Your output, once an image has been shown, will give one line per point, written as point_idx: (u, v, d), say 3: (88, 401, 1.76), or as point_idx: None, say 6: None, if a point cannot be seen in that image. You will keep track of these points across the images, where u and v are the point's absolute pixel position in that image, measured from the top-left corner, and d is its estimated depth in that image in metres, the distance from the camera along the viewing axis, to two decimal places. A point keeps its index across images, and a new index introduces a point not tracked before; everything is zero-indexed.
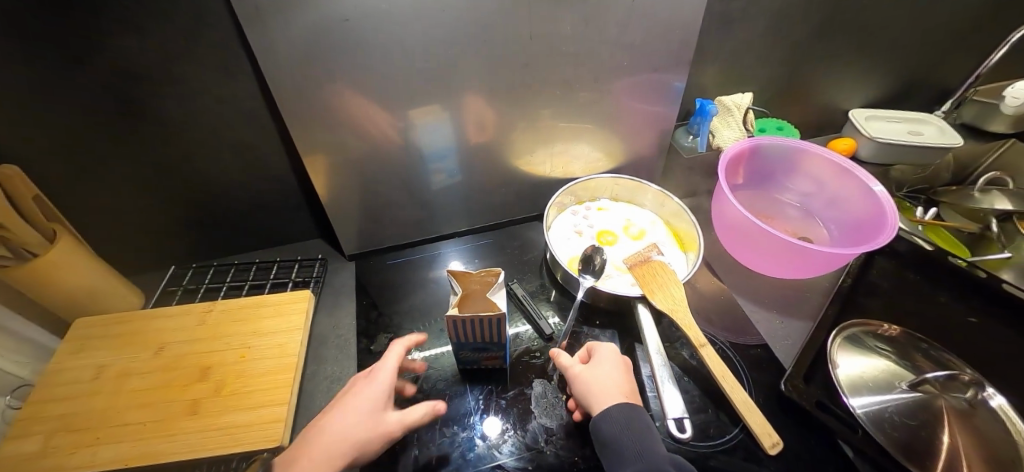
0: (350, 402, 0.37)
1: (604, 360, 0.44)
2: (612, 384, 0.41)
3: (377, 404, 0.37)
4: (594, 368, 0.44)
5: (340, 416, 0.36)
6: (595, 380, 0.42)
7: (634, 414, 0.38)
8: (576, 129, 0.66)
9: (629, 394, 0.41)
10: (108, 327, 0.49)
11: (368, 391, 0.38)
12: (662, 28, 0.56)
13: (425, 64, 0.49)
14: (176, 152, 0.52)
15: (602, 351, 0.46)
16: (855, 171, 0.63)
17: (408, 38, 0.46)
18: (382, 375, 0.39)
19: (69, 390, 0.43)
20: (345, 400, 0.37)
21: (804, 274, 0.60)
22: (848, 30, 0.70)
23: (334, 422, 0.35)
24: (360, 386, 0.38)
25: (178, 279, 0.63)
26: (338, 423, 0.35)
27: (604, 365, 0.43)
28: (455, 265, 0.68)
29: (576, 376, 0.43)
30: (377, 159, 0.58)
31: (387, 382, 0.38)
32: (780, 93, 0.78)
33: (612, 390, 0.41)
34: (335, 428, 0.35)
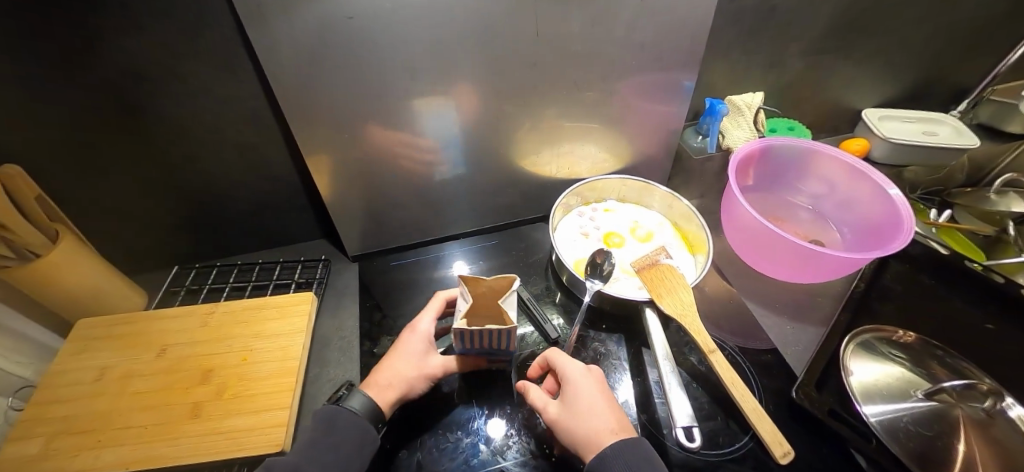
0: (401, 350, 0.46)
1: (579, 396, 0.39)
2: (589, 415, 0.38)
3: (422, 349, 0.46)
4: (569, 402, 0.39)
5: (395, 362, 0.45)
6: (574, 415, 0.38)
7: (620, 445, 0.35)
8: (583, 129, 0.65)
9: (613, 421, 0.38)
10: (111, 329, 0.48)
11: (412, 340, 0.46)
12: (673, 25, 0.55)
13: (430, 63, 0.49)
14: (178, 151, 0.51)
15: (567, 378, 0.41)
16: (870, 173, 0.61)
17: (413, 37, 0.45)
18: (422, 329, 0.47)
19: (71, 392, 0.43)
20: (396, 348, 0.46)
21: (817, 278, 0.59)
22: (862, 28, 0.69)
23: (392, 365, 0.45)
24: (406, 337, 0.46)
25: (181, 279, 0.63)
26: (394, 364, 0.45)
27: (580, 402, 0.39)
28: (460, 267, 0.67)
29: (553, 418, 0.39)
30: (381, 159, 0.57)
31: (428, 332, 0.47)
32: (791, 92, 0.77)
33: (597, 430, 0.37)
34: (394, 368, 0.44)
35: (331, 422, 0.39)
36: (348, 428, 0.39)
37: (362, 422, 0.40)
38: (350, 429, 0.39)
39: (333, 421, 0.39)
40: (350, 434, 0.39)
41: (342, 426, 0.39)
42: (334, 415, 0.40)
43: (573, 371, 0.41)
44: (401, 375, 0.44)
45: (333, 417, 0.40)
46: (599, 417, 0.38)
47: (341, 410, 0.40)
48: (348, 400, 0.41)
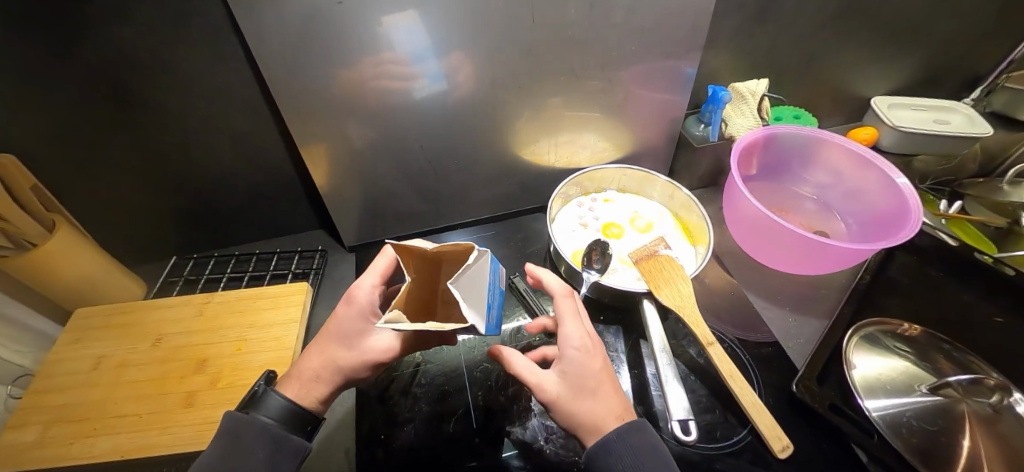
0: (334, 328, 0.35)
1: (581, 373, 0.33)
2: (592, 393, 0.32)
3: (361, 327, 0.35)
4: (568, 379, 0.33)
5: (327, 345, 0.35)
6: (575, 394, 0.32)
7: (626, 430, 0.30)
8: (583, 118, 0.63)
9: (618, 405, 0.32)
10: (106, 319, 0.48)
11: (349, 315, 0.35)
12: (677, 9, 0.53)
13: (421, 38, 0.46)
14: (172, 142, 0.51)
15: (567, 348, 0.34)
16: (877, 162, 0.59)
17: (405, 16, 0.44)
18: (361, 300, 0.35)
19: (67, 381, 0.43)
20: (329, 326, 0.36)
21: (821, 270, 0.57)
22: (874, 12, 0.66)
23: (322, 349, 0.35)
24: (340, 311, 0.35)
25: (179, 269, 0.63)
26: (325, 348, 0.35)
27: (583, 378, 0.33)
28: None
29: (549, 393, 0.33)
30: (377, 149, 0.56)
31: (368, 304, 0.35)
32: (798, 80, 0.75)
33: (601, 411, 0.32)
34: (325, 354, 0.34)
35: (237, 437, 0.29)
36: (256, 443, 0.30)
37: (276, 431, 0.31)
38: (260, 442, 0.30)
39: (238, 435, 0.30)
40: (259, 450, 0.29)
41: (249, 440, 0.30)
42: (239, 424, 0.30)
43: (575, 342, 0.34)
44: (334, 362, 0.34)
45: (235, 429, 0.30)
46: (601, 399, 0.32)
47: (246, 419, 0.30)
48: (259, 405, 0.32)
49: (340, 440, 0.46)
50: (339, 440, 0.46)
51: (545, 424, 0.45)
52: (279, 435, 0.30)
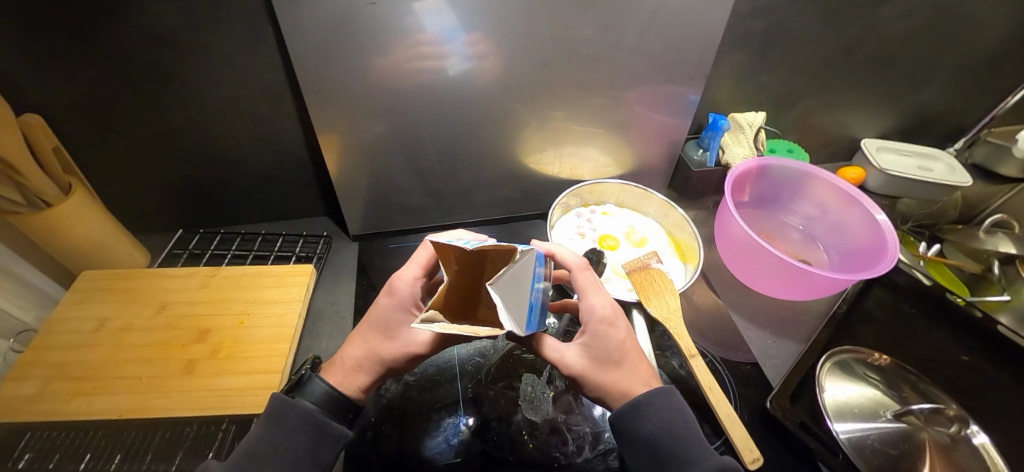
0: (377, 318, 0.36)
1: (608, 342, 0.35)
2: (619, 363, 0.34)
3: (404, 320, 0.35)
4: (594, 350, 0.35)
5: (369, 335, 0.35)
6: (600, 364, 0.34)
7: (657, 394, 0.32)
8: (589, 132, 0.67)
9: (643, 374, 0.35)
10: (110, 282, 0.50)
11: (390, 306, 0.35)
12: (684, 39, 0.56)
13: (450, 22, 0.48)
14: (194, 118, 0.53)
15: (592, 317, 0.36)
16: (861, 200, 0.63)
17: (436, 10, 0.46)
18: (403, 291, 0.36)
19: (71, 340, 0.44)
20: (369, 316, 0.36)
21: (803, 296, 0.60)
22: (866, 60, 0.71)
23: (363, 339, 0.35)
24: (381, 303, 0.36)
25: (184, 242, 0.64)
26: (366, 338, 0.35)
27: (609, 348, 0.35)
28: None
29: (576, 368, 0.34)
30: (390, 143, 0.59)
31: (411, 296, 0.36)
32: (793, 116, 0.79)
33: (630, 377, 0.34)
34: (367, 344, 0.35)
35: (279, 418, 0.30)
36: (297, 426, 0.30)
37: (315, 417, 0.30)
38: (300, 424, 0.30)
39: (281, 417, 0.30)
40: (299, 434, 0.30)
41: (291, 421, 0.30)
42: (281, 406, 0.31)
43: (600, 311, 0.36)
44: (375, 352, 0.35)
45: (279, 411, 0.30)
46: (627, 367, 0.34)
47: (290, 402, 0.31)
48: (303, 389, 0.32)
49: None
50: None
51: (529, 420, 0.47)
52: (319, 418, 0.30)
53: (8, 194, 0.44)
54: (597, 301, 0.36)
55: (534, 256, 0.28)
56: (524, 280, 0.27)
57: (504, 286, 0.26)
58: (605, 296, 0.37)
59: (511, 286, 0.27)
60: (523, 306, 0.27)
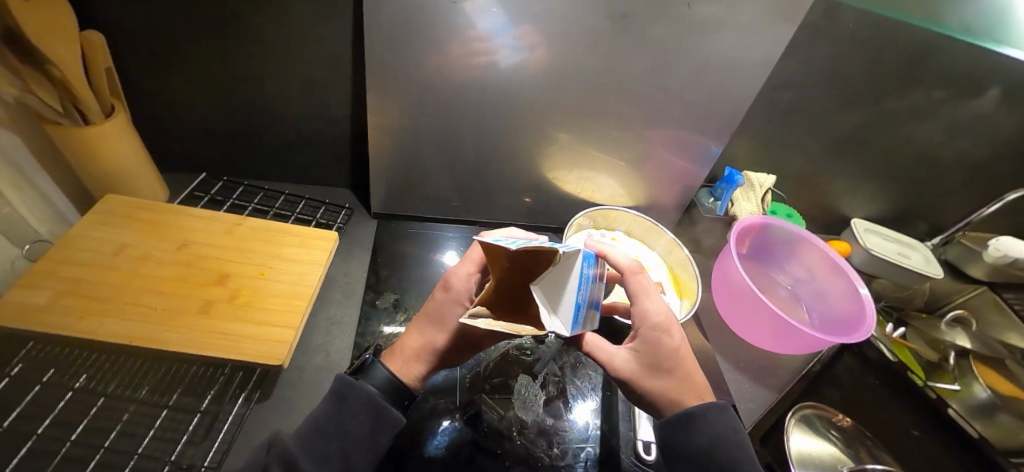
0: (433, 312, 0.39)
1: (664, 351, 0.37)
2: (675, 372, 0.36)
3: (458, 314, 0.38)
4: (647, 357, 0.37)
5: (425, 328, 0.38)
6: (653, 372, 0.36)
7: (713, 407, 0.34)
8: (614, 161, 0.71)
9: (698, 386, 0.36)
10: (134, 211, 0.50)
11: (446, 301, 0.39)
12: (717, 92, 0.62)
13: (510, 24, 0.51)
14: (251, 70, 0.55)
15: (646, 324, 0.38)
16: (847, 271, 0.68)
17: (502, 15, 0.51)
18: (458, 290, 0.38)
19: (88, 258, 0.45)
20: (426, 310, 0.39)
21: (786, 350, 0.64)
22: (869, 148, 0.78)
23: (420, 330, 0.39)
24: (438, 297, 0.39)
25: (206, 187, 0.64)
26: (423, 330, 0.38)
27: (665, 357, 0.36)
28: (447, 255, 0.70)
29: (629, 374, 0.36)
30: (433, 131, 0.62)
31: (465, 291, 0.38)
32: (797, 185, 0.85)
33: (686, 388, 0.36)
34: (424, 336, 0.38)
35: (343, 399, 0.33)
36: (360, 407, 0.32)
37: (378, 402, 0.33)
38: (362, 406, 0.33)
39: (346, 397, 0.33)
40: (361, 415, 0.32)
41: (354, 402, 0.32)
42: (345, 386, 0.33)
43: (653, 318, 0.38)
44: (432, 344, 0.38)
45: (344, 391, 0.33)
46: (680, 376, 0.36)
47: (356, 383, 0.33)
48: (367, 374, 0.35)
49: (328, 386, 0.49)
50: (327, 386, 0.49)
51: (519, 420, 0.48)
52: (381, 403, 0.33)
53: (49, 101, 0.44)
54: (653, 308, 0.37)
55: (581, 258, 0.30)
56: (569, 281, 0.29)
57: (546, 286, 0.30)
58: (659, 301, 0.38)
59: (555, 286, 0.30)
60: (568, 306, 0.28)
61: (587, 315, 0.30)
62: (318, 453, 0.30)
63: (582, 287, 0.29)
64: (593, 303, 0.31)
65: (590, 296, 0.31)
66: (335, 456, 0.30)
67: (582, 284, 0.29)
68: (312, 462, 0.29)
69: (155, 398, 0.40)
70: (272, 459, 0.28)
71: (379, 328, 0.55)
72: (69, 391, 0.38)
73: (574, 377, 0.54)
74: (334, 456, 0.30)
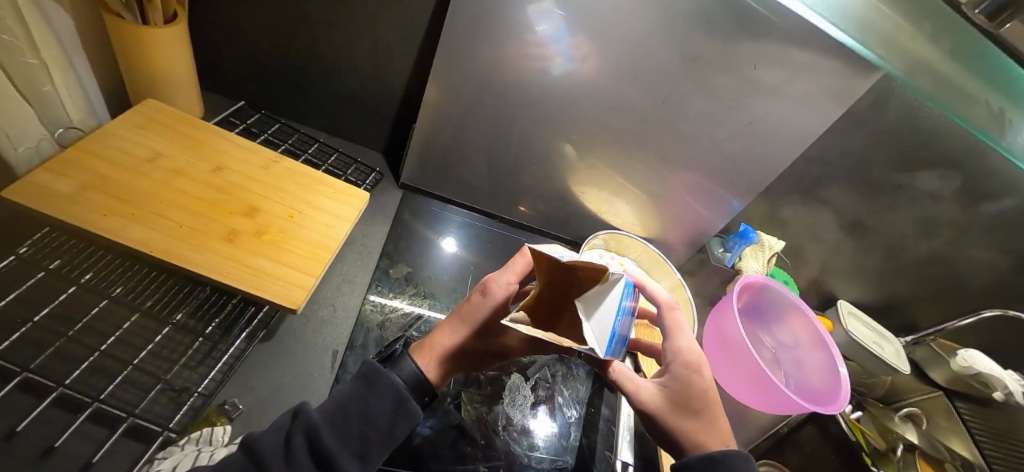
0: (468, 315, 0.39)
1: (692, 390, 0.38)
2: (700, 411, 0.37)
3: (492, 319, 0.38)
4: (675, 393, 0.38)
5: (457, 328, 0.39)
6: (677, 408, 0.37)
7: (739, 455, 0.34)
8: (639, 191, 0.72)
9: (721, 433, 0.37)
10: (175, 122, 0.50)
11: (483, 306, 0.39)
12: (757, 152, 0.64)
13: (584, 38, 0.53)
14: (325, 14, 0.55)
15: (677, 360, 0.40)
16: (830, 347, 0.71)
17: (577, 28, 0.52)
18: (496, 300, 0.39)
19: (120, 157, 0.43)
20: (460, 311, 0.39)
21: (763, 408, 0.66)
22: (875, 239, 0.82)
23: (453, 330, 0.39)
24: (475, 301, 0.39)
25: (242, 115, 0.63)
26: (456, 332, 0.38)
27: (692, 395, 0.38)
28: (448, 240, 0.69)
29: (655, 408, 0.37)
30: (484, 120, 0.63)
31: (504, 301, 0.39)
32: (801, 257, 0.89)
33: (708, 428, 0.37)
34: (456, 336, 0.38)
35: (370, 384, 0.33)
36: (385, 393, 0.32)
37: (401, 393, 0.33)
38: (387, 396, 0.32)
39: (374, 383, 0.33)
40: (385, 402, 0.32)
41: (381, 389, 0.32)
42: (374, 371, 0.33)
43: (686, 355, 0.40)
44: (464, 347, 0.38)
45: (372, 377, 0.33)
46: (705, 419, 0.37)
47: (384, 371, 0.33)
48: (395, 364, 0.35)
49: (330, 341, 0.49)
50: (329, 341, 0.49)
51: (507, 416, 0.50)
52: (405, 395, 0.33)
53: None
54: (686, 345, 0.40)
55: (622, 286, 0.31)
56: (607, 306, 0.31)
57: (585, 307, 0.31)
58: (692, 340, 0.41)
59: (595, 306, 0.31)
60: (603, 327, 0.30)
61: (617, 347, 0.31)
62: (342, 432, 0.30)
63: (617, 315, 0.30)
64: (622, 337, 0.32)
65: (623, 328, 0.31)
66: (355, 439, 0.30)
67: (619, 315, 0.30)
68: (333, 438, 0.29)
69: (159, 313, 0.40)
70: (297, 425, 0.29)
71: (384, 297, 0.56)
72: (73, 285, 0.37)
73: (563, 388, 0.56)
74: (354, 437, 0.30)
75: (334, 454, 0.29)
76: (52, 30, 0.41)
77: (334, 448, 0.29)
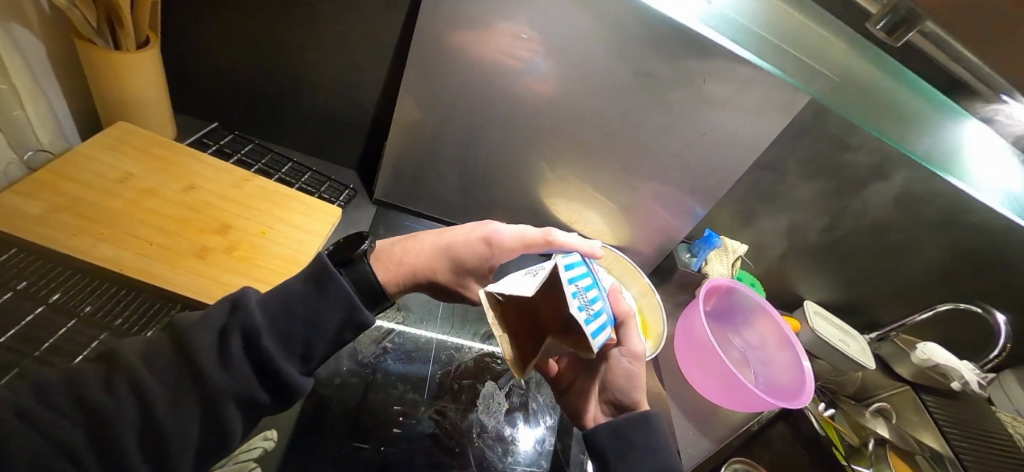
0: (459, 252, 0.43)
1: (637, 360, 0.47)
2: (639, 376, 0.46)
3: (475, 264, 0.44)
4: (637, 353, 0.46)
5: (442, 258, 0.43)
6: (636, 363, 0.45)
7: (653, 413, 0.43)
8: (606, 202, 0.76)
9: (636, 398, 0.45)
10: (147, 144, 0.51)
11: (478, 253, 0.44)
12: (712, 162, 0.69)
13: (543, 56, 0.56)
14: (298, 38, 0.57)
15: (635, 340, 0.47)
16: (795, 345, 0.75)
17: (536, 48, 0.56)
18: (495, 256, 0.44)
19: (90, 179, 0.44)
20: (452, 244, 0.43)
21: (732, 406, 0.68)
22: (831, 240, 0.87)
23: (434, 255, 0.43)
24: (476, 246, 0.44)
25: (216, 136, 0.64)
26: (437, 258, 0.43)
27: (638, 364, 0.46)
28: None
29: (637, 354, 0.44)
30: (454, 135, 0.66)
31: (500, 258, 0.45)
32: (766, 260, 0.93)
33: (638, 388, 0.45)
34: (435, 264, 0.43)
35: (321, 289, 0.32)
36: (336, 300, 0.32)
37: (353, 304, 0.33)
38: (338, 302, 0.32)
39: (325, 287, 0.32)
40: (334, 311, 0.32)
41: (331, 295, 0.32)
42: (325, 274, 0.33)
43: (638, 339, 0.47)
44: (435, 274, 0.43)
45: (323, 281, 0.32)
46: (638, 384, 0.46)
47: (335, 275, 0.33)
48: (350, 268, 0.35)
49: None
50: None
51: (482, 424, 0.51)
52: (357, 305, 0.33)
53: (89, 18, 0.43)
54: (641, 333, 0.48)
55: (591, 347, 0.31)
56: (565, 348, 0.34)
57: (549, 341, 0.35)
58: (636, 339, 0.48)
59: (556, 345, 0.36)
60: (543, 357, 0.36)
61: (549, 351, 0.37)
62: (282, 333, 0.30)
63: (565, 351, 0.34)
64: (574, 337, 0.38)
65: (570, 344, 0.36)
66: (297, 341, 0.31)
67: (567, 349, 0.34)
68: (273, 343, 0.29)
69: (129, 330, 0.39)
70: (234, 324, 0.28)
71: None
72: (41, 305, 0.37)
73: (537, 395, 0.57)
74: (297, 339, 0.31)
75: (271, 357, 0.29)
76: (22, 55, 0.42)
77: (272, 351, 0.29)
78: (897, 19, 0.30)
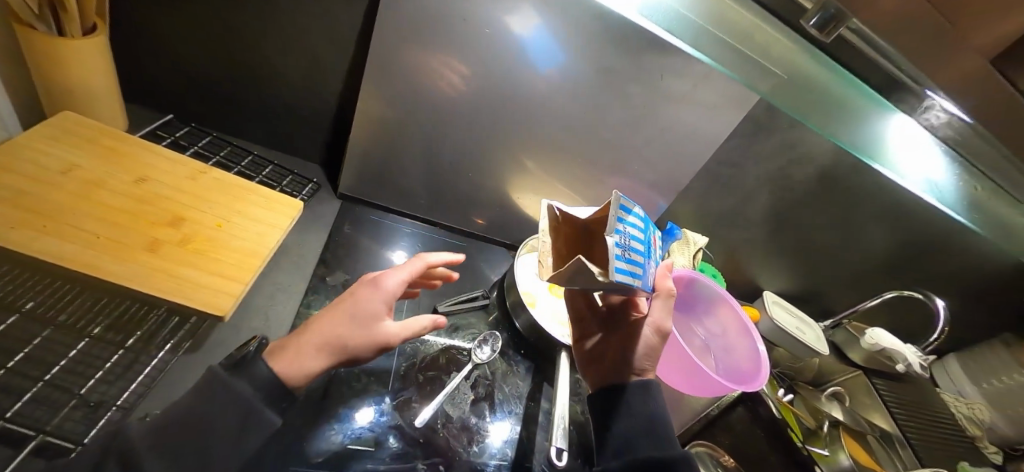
0: (355, 303, 0.42)
1: None
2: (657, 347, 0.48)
3: (379, 307, 0.43)
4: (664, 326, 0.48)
5: (338, 320, 0.41)
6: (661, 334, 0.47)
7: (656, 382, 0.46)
8: (572, 196, 0.77)
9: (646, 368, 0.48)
10: (93, 134, 0.49)
11: (373, 297, 0.43)
12: (671, 157, 0.72)
13: (507, 52, 0.58)
14: (256, 29, 0.56)
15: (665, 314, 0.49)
16: (752, 333, 0.79)
17: (499, 44, 0.57)
18: (391, 290, 0.44)
19: (33, 170, 0.42)
20: (343, 302, 0.42)
21: (693, 392, 0.71)
22: (785, 232, 0.92)
23: (328, 321, 0.40)
24: (366, 293, 0.43)
25: (170, 129, 0.62)
26: (331, 323, 0.40)
27: None
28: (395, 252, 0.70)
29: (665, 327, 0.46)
30: (420, 130, 0.66)
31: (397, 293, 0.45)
32: (726, 252, 0.97)
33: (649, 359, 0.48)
34: (332, 330, 0.40)
35: (216, 392, 0.33)
36: (229, 408, 0.33)
37: (250, 404, 0.34)
38: (230, 407, 0.33)
39: (213, 393, 0.32)
40: (229, 416, 0.32)
41: (221, 402, 0.32)
42: (211, 383, 0.33)
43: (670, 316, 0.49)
44: (341, 335, 0.40)
45: (212, 388, 0.33)
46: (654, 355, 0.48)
47: (226, 379, 0.33)
48: (246, 367, 0.35)
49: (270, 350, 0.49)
50: None
51: (447, 415, 0.52)
52: (247, 406, 0.33)
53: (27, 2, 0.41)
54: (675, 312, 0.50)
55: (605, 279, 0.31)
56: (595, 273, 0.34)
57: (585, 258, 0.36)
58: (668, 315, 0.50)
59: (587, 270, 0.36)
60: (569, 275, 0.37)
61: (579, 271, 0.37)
62: (171, 450, 0.30)
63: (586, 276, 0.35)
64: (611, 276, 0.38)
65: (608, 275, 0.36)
66: (190, 455, 0.30)
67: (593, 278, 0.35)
68: (158, 463, 0.29)
69: (76, 326, 0.39)
70: (111, 454, 0.28)
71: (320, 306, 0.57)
72: None
73: (502, 385, 0.59)
74: (187, 453, 0.30)
75: None
76: None
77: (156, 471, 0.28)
78: (828, 16, 0.28)
